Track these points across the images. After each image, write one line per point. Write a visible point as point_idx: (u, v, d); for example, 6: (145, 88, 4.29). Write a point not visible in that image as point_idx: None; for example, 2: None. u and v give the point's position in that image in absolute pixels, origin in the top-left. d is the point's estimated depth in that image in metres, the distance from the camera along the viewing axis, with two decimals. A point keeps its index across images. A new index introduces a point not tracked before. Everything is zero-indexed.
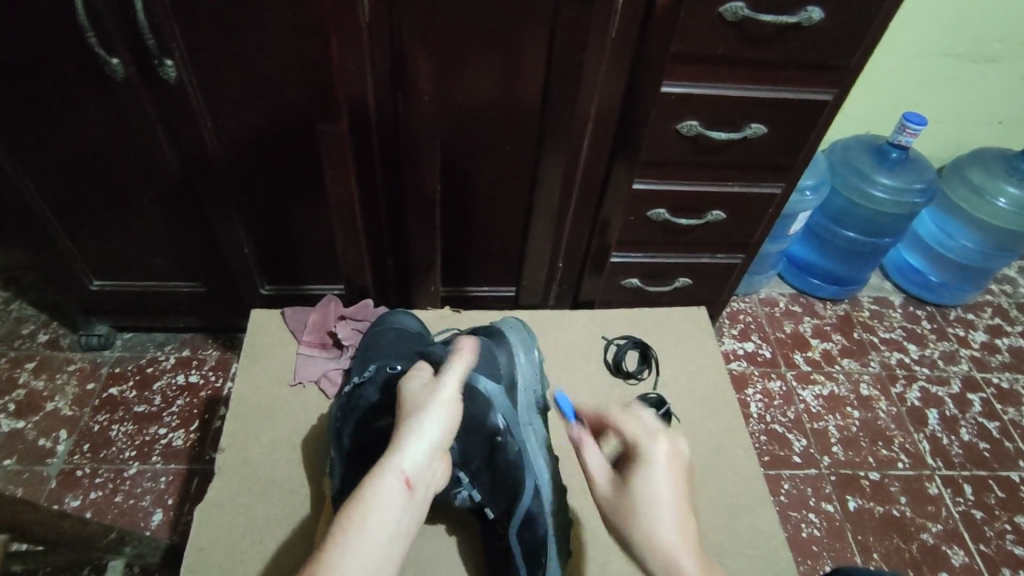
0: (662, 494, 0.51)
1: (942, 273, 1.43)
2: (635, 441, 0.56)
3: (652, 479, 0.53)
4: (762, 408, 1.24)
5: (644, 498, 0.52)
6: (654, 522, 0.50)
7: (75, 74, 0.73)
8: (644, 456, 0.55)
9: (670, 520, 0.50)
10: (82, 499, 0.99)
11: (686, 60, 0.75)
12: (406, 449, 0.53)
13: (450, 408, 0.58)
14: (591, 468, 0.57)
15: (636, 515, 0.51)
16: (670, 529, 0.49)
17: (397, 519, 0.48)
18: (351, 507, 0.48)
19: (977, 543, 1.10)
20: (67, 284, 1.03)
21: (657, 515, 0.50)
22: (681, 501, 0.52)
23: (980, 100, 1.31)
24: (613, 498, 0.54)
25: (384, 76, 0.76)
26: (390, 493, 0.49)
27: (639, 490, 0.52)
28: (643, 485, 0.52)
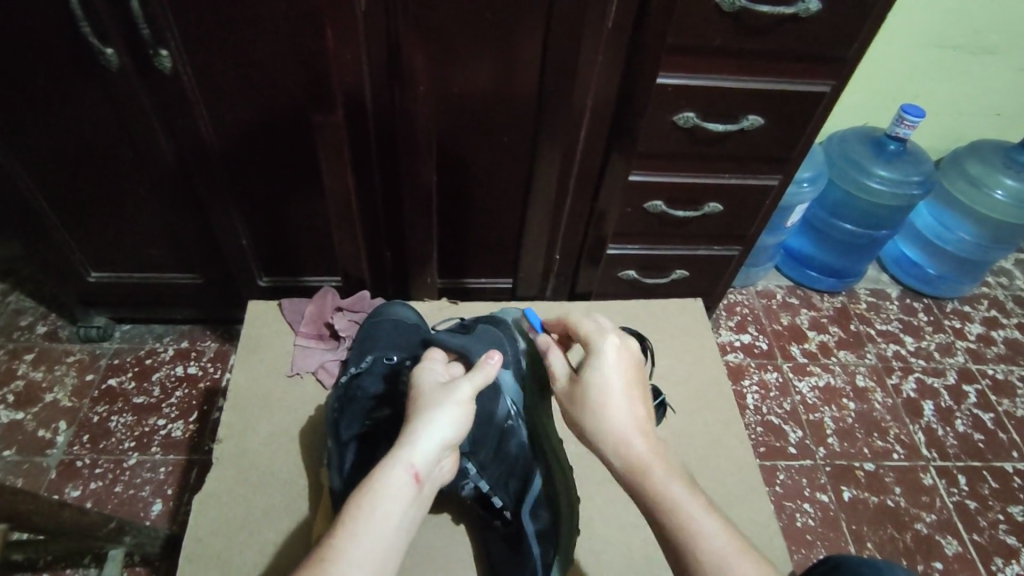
0: (615, 379, 0.57)
1: (939, 265, 1.43)
2: (589, 338, 0.61)
3: (604, 368, 0.58)
4: (759, 400, 1.24)
5: (594, 387, 0.56)
6: (607, 407, 0.55)
7: (70, 64, 0.73)
8: (595, 348, 0.60)
9: (620, 399, 0.55)
10: (82, 489, 1.00)
11: (683, 51, 0.75)
12: (418, 443, 0.54)
13: (467, 409, 0.58)
14: (557, 368, 0.62)
15: (587, 403, 0.56)
16: (622, 409, 0.54)
17: (404, 512, 0.49)
18: (358, 498, 0.49)
19: (970, 533, 1.11)
20: (65, 275, 1.04)
21: (608, 392, 0.56)
22: (630, 382, 0.57)
23: (979, 92, 1.30)
24: (570, 395, 0.58)
25: (381, 67, 0.75)
26: (398, 487, 0.50)
27: (591, 383, 0.57)
28: (595, 373, 0.57)
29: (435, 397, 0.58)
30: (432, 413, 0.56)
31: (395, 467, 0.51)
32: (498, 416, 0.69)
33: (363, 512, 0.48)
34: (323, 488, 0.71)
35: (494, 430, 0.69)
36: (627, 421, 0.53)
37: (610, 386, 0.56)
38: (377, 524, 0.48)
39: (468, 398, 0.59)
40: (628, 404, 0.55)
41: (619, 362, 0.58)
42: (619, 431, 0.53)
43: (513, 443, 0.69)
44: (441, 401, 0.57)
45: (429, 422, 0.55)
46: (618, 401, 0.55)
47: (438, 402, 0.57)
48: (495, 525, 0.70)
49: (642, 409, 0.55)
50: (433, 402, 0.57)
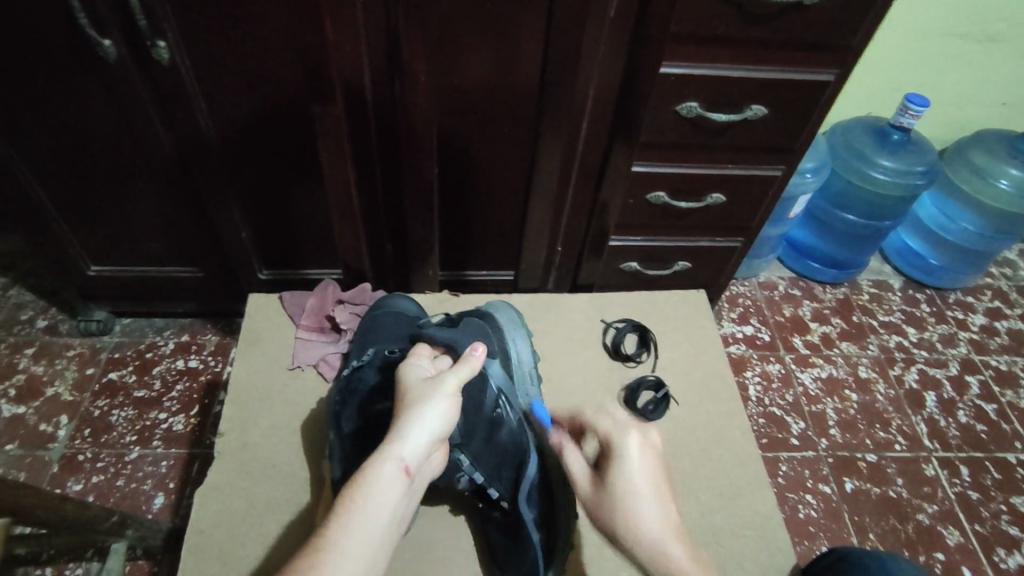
0: (640, 486, 0.58)
1: (942, 256, 1.43)
2: (608, 438, 0.63)
3: (627, 471, 0.59)
4: (761, 391, 1.24)
5: (619, 488, 0.59)
6: (635, 515, 0.57)
7: (65, 55, 0.72)
8: (616, 447, 0.61)
9: (647, 505, 0.57)
10: (85, 483, 1.00)
11: (686, 40, 0.74)
12: (407, 436, 0.54)
13: (454, 402, 0.59)
14: (580, 481, 0.64)
15: (614, 511, 0.58)
16: (651, 518, 0.56)
17: (394, 506, 0.50)
18: (350, 493, 0.49)
19: (972, 523, 1.11)
20: (64, 268, 1.03)
21: (635, 499, 0.58)
22: (656, 483, 0.59)
23: (984, 80, 1.29)
24: (598, 505, 0.60)
25: (380, 57, 0.75)
26: (389, 480, 0.50)
27: (618, 488, 0.59)
28: (619, 482, 0.59)
29: (423, 392, 0.59)
30: (420, 407, 0.57)
31: (386, 462, 0.52)
32: (486, 407, 0.67)
33: (355, 507, 0.48)
34: (325, 481, 0.71)
35: (484, 420, 0.67)
36: (657, 527, 0.56)
37: (636, 489, 0.58)
38: (370, 518, 0.48)
39: (454, 391, 0.60)
40: (658, 513, 0.57)
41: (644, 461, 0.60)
42: (652, 539, 0.55)
43: (504, 433, 0.67)
44: (429, 395, 0.58)
45: (418, 417, 0.56)
46: (646, 503, 0.57)
47: (425, 396, 0.58)
48: (494, 516, 0.70)
49: (667, 507, 0.58)
50: (420, 396, 0.58)
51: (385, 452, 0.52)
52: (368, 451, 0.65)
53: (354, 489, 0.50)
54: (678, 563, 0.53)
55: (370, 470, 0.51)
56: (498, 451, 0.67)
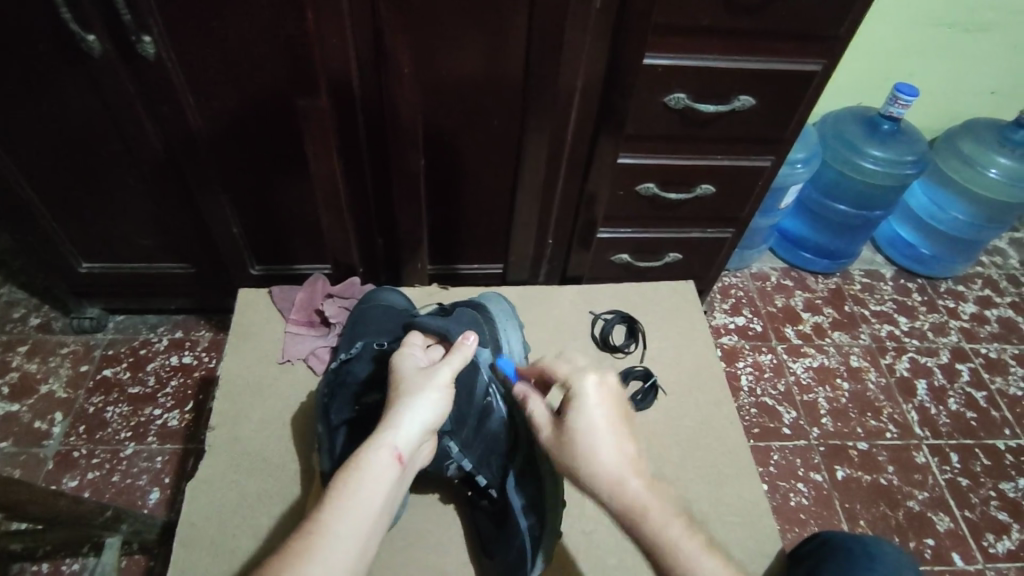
0: (594, 423, 0.57)
1: (933, 245, 1.43)
2: (567, 381, 0.62)
3: (586, 415, 0.58)
4: (753, 381, 1.25)
5: (578, 429, 0.57)
6: (594, 453, 0.56)
7: (51, 52, 0.72)
8: (573, 389, 0.60)
9: (605, 442, 0.56)
10: (80, 479, 1.00)
11: (671, 31, 0.74)
12: (401, 425, 0.55)
13: (448, 393, 0.60)
14: (540, 419, 0.62)
15: (575, 449, 0.57)
16: (608, 454, 0.56)
17: (386, 492, 0.51)
18: (342, 478, 0.51)
19: (962, 509, 1.12)
20: (56, 266, 1.03)
21: (593, 439, 0.57)
22: (614, 419, 0.58)
23: (974, 69, 1.29)
24: (557, 444, 0.59)
25: (366, 51, 0.75)
26: (380, 467, 0.52)
27: (574, 427, 0.58)
28: (576, 425, 0.58)
29: (415, 383, 0.60)
30: (411, 398, 0.58)
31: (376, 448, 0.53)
32: (478, 394, 0.69)
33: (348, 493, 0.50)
34: (314, 474, 0.71)
35: (475, 408, 0.69)
36: (615, 462, 0.55)
37: (593, 423, 0.57)
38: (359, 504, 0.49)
39: (448, 382, 0.61)
40: (616, 455, 0.56)
41: (602, 400, 0.59)
42: (612, 478, 0.55)
43: (493, 421, 0.70)
44: (424, 386, 0.59)
45: (408, 407, 0.57)
46: (603, 441, 0.56)
47: (420, 386, 0.59)
48: (483, 503, 0.71)
49: (624, 439, 0.57)
50: (412, 387, 0.59)
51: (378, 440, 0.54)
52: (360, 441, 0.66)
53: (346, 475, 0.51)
54: (638, 497, 0.54)
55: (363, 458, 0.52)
56: (486, 438, 0.70)
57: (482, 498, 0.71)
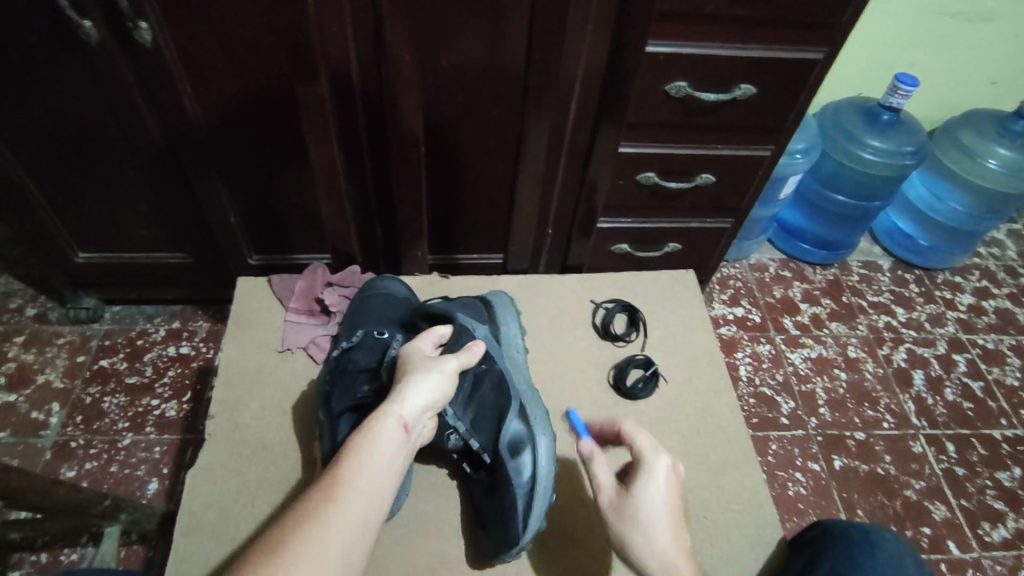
0: (658, 510, 0.57)
1: (931, 236, 1.44)
2: (640, 455, 0.61)
3: (653, 497, 0.57)
4: (751, 371, 1.25)
5: (644, 508, 0.57)
6: (654, 538, 0.55)
7: (45, 38, 0.71)
8: (647, 467, 0.59)
9: (667, 525, 0.56)
10: (78, 470, 1.00)
11: (674, 19, 0.74)
12: (407, 397, 0.57)
13: (450, 377, 0.62)
14: (600, 477, 0.60)
15: (633, 520, 0.56)
16: (669, 541, 0.55)
17: (394, 457, 0.53)
18: (356, 442, 0.52)
19: (958, 498, 1.13)
20: (52, 256, 1.02)
21: (655, 517, 0.56)
22: (676, 508, 0.58)
23: (974, 60, 1.29)
24: (617, 508, 0.58)
25: (365, 37, 0.74)
26: (392, 433, 0.54)
27: (638, 508, 0.57)
28: (643, 501, 0.57)
29: (423, 365, 0.62)
30: (419, 376, 0.60)
31: (387, 415, 0.55)
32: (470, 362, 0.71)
33: (365, 454, 0.51)
34: (317, 461, 0.71)
35: (469, 374, 0.71)
36: (672, 545, 0.55)
37: (660, 510, 0.57)
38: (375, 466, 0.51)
39: (453, 370, 0.63)
40: (674, 539, 0.55)
41: (674, 492, 0.58)
42: (666, 556, 0.54)
43: (485, 385, 0.71)
44: (428, 367, 0.61)
45: (417, 384, 0.59)
46: (665, 526, 0.56)
47: (424, 368, 0.61)
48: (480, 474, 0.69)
49: (683, 526, 0.57)
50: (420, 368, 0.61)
51: (388, 408, 0.56)
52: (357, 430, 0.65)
53: (360, 439, 0.53)
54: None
55: (376, 424, 0.54)
56: (478, 403, 0.70)
57: (478, 469, 0.70)
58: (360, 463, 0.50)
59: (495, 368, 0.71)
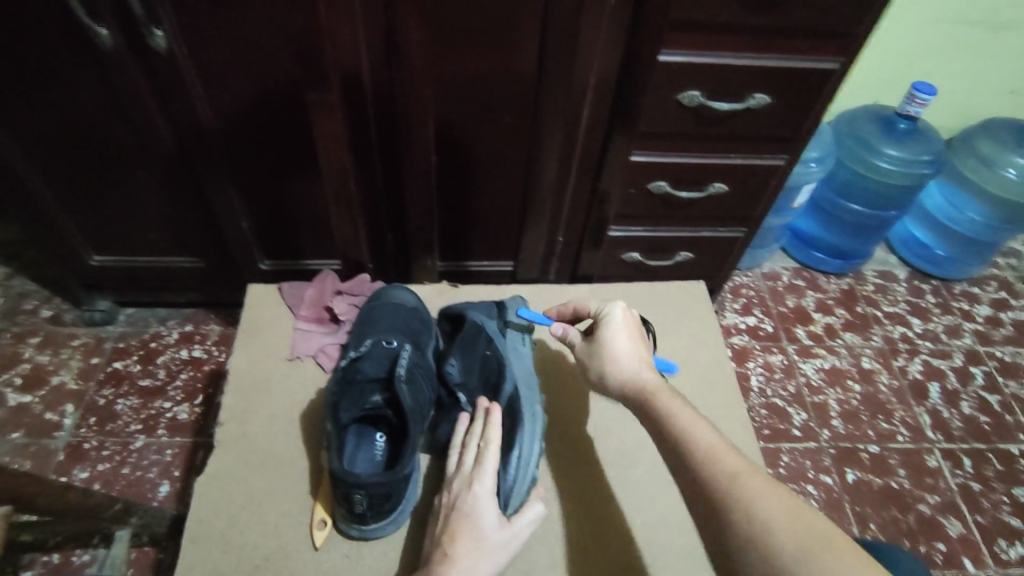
0: (615, 335, 0.67)
1: (949, 246, 1.41)
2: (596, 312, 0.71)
3: (611, 328, 0.67)
4: (763, 382, 1.24)
5: (602, 340, 0.67)
6: (613, 352, 0.65)
7: (62, 44, 0.72)
8: (601, 312, 0.70)
9: (624, 348, 0.66)
10: (90, 472, 1.01)
11: (686, 28, 0.73)
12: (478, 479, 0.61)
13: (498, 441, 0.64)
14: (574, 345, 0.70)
15: (601, 358, 0.66)
16: (627, 352, 0.65)
17: (496, 539, 0.59)
18: (455, 527, 0.59)
19: (973, 514, 1.11)
20: (67, 259, 1.04)
21: (614, 342, 0.66)
22: (632, 332, 0.68)
23: (993, 68, 1.27)
24: (588, 358, 0.68)
25: (377, 46, 0.74)
26: (484, 513, 0.59)
27: (601, 339, 0.67)
28: (605, 337, 0.67)
29: (492, 419, 0.66)
30: (496, 444, 0.64)
31: (474, 495, 0.60)
32: (478, 349, 0.76)
33: (468, 541, 0.58)
34: (324, 470, 0.72)
35: (478, 358, 0.75)
36: (630, 359, 0.64)
37: (621, 341, 0.66)
38: (481, 544, 0.58)
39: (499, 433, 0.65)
40: (633, 361, 0.64)
41: (634, 338, 0.67)
42: (631, 372, 0.63)
43: (490, 367, 0.74)
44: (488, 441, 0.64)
45: (494, 456, 0.63)
46: (624, 347, 0.66)
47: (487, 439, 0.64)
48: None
49: (643, 357, 0.66)
50: (496, 436, 0.65)
51: (474, 489, 0.61)
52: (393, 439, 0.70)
53: (457, 521, 0.59)
54: (650, 384, 0.62)
55: (466, 506, 0.60)
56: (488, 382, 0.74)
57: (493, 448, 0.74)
58: (468, 549, 0.57)
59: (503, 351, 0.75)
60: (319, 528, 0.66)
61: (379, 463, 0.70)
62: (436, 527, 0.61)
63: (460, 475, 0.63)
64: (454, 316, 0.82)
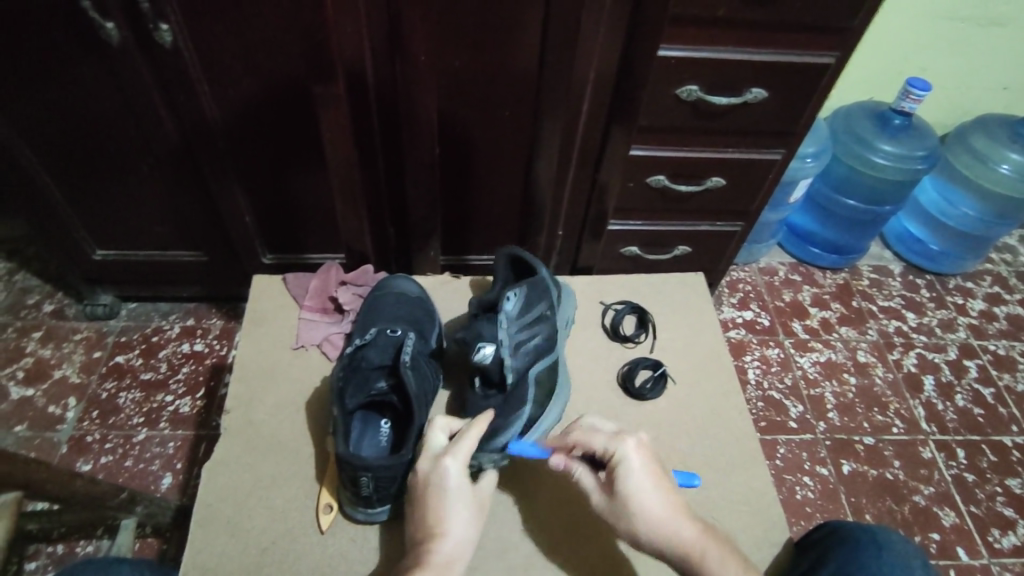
0: (642, 489, 0.61)
1: (942, 241, 1.43)
2: (605, 453, 0.63)
3: (632, 485, 0.61)
4: (760, 375, 1.25)
5: (630, 501, 0.60)
6: (648, 519, 0.60)
7: (69, 39, 0.73)
8: (616, 461, 0.62)
9: (652, 501, 0.60)
10: (93, 464, 1.02)
11: (685, 24, 0.74)
12: (448, 462, 0.61)
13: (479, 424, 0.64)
14: (589, 487, 0.64)
15: (627, 515, 0.61)
16: (659, 509, 0.60)
17: (464, 517, 0.59)
18: (431, 509, 0.59)
19: (967, 505, 1.12)
20: (70, 253, 1.04)
21: (642, 507, 0.60)
22: (655, 477, 0.62)
23: (987, 64, 1.29)
24: (612, 511, 0.62)
25: (381, 41, 0.75)
26: (456, 489, 0.60)
27: (626, 501, 0.61)
28: (631, 496, 0.60)
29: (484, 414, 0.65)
30: (478, 426, 0.64)
31: (444, 467, 0.60)
32: (540, 306, 0.78)
33: (446, 523, 0.58)
34: (329, 456, 0.73)
35: (536, 311, 0.77)
36: (666, 521, 0.59)
37: (649, 496, 0.60)
38: (460, 516, 0.59)
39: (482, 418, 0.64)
40: (664, 515, 0.60)
41: (660, 481, 0.62)
42: (665, 533, 0.59)
43: (540, 328, 0.77)
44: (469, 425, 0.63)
45: (474, 434, 0.63)
46: (652, 507, 0.60)
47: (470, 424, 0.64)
48: (495, 389, 0.76)
49: (673, 499, 0.61)
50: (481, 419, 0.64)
51: (445, 465, 0.60)
52: (399, 425, 0.72)
53: (433, 498, 0.59)
54: (687, 545, 0.59)
55: (436, 483, 0.60)
56: (532, 335, 0.76)
57: (491, 389, 0.76)
58: (447, 528, 0.58)
59: (552, 324, 0.79)
60: (325, 512, 0.67)
61: (384, 448, 0.71)
62: (411, 506, 0.62)
63: (431, 451, 0.63)
64: (514, 277, 0.86)
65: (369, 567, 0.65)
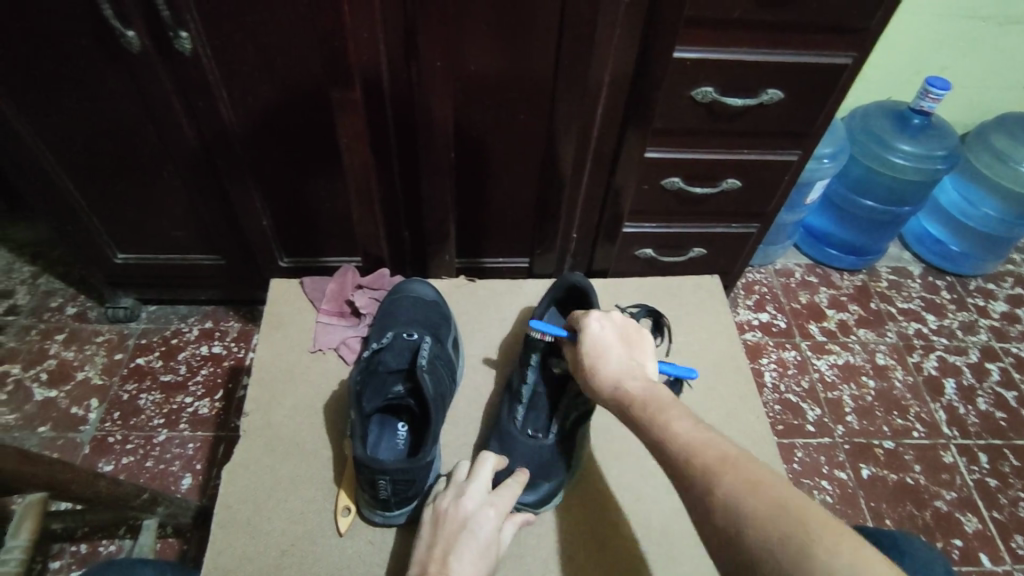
0: (599, 346, 0.63)
1: (964, 242, 1.41)
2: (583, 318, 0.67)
3: (590, 340, 0.63)
4: (776, 377, 1.24)
5: (587, 354, 0.63)
6: (598, 372, 0.60)
7: (91, 47, 0.75)
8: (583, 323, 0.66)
9: (609, 358, 0.61)
10: (115, 464, 1.03)
11: (700, 26, 0.74)
12: (490, 509, 0.60)
13: (518, 486, 0.64)
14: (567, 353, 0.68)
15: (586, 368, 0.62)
16: (612, 366, 0.60)
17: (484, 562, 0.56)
18: (457, 544, 0.56)
19: (990, 510, 1.10)
20: (93, 257, 1.06)
21: (599, 362, 0.61)
22: (620, 344, 0.62)
23: (1010, 62, 1.27)
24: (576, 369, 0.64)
25: (397, 44, 0.75)
26: (486, 537, 0.58)
27: (586, 355, 0.63)
28: (587, 348, 0.63)
29: (521, 473, 0.66)
30: (517, 487, 0.64)
31: (485, 513, 0.60)
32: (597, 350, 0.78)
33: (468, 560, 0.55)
34: (348, 460, 0.73)
35: None
36: (616, 372, 0.59)
37: (610, 352, 0.62)
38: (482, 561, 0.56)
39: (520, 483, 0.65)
40: (617, 370, 0.60)
41: (631, 350, 0.62)
42: (612, 386, 0.58)
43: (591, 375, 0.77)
44: (509, 483, 0.64)
45: (513, 492, 0.63)
46: (612, 357, 0.61)
47: (512, 482, 0.64)
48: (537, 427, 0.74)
49: (636, 361, 0.61)
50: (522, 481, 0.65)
51: (485, 509, 0.60)
52: (416, 428, 0.73)
53: (463, 535, 0.57)
54: (630, 392, 0.57)
55: (471, 523, 0.58)
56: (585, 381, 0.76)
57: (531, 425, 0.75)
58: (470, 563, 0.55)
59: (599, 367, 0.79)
60: (343, 514, 0.68)
61: (402, 451, 0.72)
62: (423, 537, 0.59)
63: (469, 490, 0.62)
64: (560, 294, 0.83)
65: (388, 568, 0.65)
